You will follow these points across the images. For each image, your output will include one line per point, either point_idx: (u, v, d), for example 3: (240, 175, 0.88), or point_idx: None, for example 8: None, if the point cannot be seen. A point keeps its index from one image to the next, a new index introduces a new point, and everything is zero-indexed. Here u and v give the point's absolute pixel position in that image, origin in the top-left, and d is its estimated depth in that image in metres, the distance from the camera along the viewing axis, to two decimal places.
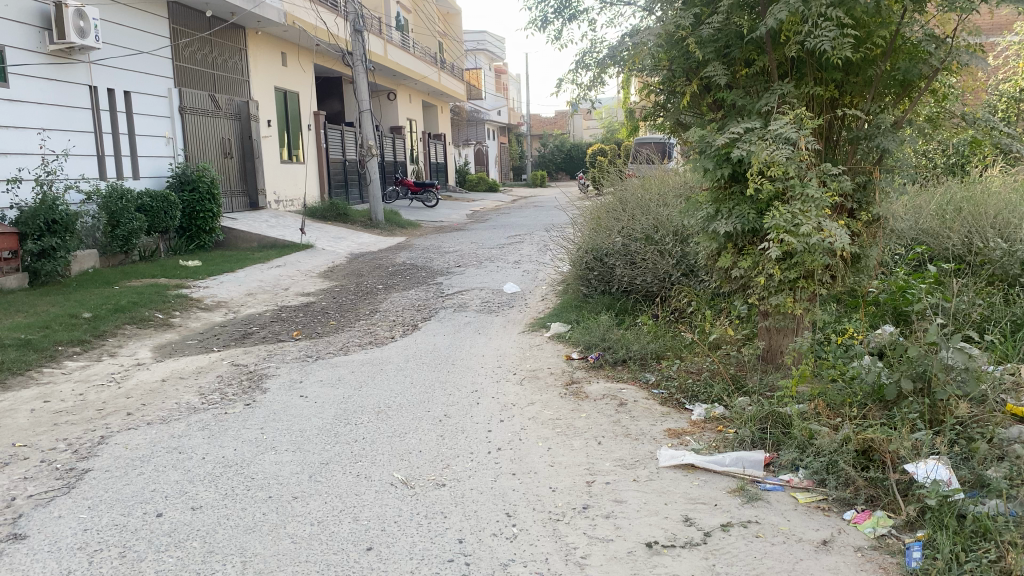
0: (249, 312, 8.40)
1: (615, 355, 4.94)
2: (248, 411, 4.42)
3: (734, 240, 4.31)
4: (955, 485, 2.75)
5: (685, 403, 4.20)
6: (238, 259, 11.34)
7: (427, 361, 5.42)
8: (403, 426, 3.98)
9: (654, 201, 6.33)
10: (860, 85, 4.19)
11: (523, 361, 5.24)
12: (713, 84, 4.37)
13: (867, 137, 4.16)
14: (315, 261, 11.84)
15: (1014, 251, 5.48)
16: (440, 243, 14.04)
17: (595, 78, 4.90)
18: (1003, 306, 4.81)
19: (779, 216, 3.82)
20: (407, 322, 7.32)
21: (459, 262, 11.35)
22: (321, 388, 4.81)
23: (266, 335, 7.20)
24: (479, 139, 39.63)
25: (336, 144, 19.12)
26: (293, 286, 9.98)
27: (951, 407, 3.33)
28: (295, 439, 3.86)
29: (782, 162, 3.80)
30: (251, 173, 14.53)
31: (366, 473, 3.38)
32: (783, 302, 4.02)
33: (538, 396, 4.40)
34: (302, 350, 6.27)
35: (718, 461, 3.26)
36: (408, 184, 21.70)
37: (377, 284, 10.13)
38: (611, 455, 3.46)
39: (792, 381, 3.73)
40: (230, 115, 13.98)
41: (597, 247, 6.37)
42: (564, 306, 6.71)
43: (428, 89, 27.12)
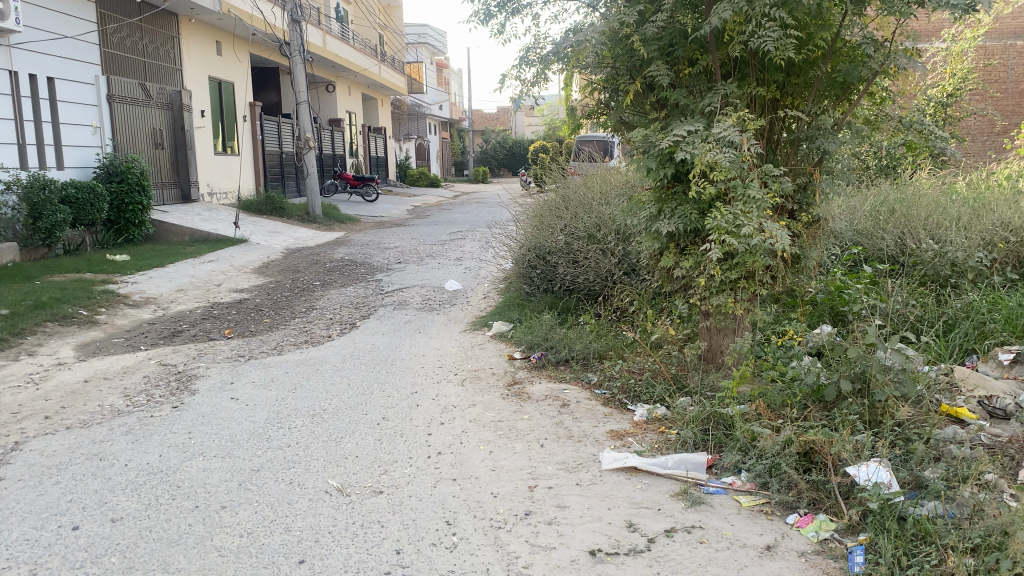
0: (180, 309, 8.11)
1: (558, 354, 4.90)
2: (176, 415, 4.22)
3: (676, 240, 4.28)
4: (896, 488, 2.76)
5: (627, 404, 4.16)
6: (169, 253, 10.96)
7: (365, 361, 5.29)
8: (339, 430, 3.85)
9: (596, 199, 6.30)
10: (801, 87, 4.21)
11: (464, 361, 5.15)
12: (656, 83, 4.33)
13: (808, 138, 4.17)
14: (249, 256, 11.53)
15: (945, 252, 5.59)
16: (379, 238, 13.84)
17: (538, 75, 4.83)
18: (935, 306, 4.90)
19: (721, 217, 3.81)
20: (344, 320, 7.15)
21: (399, 259, 11.18)
22: (254, 390, 4.64)
23: (197, 333, 6.95)
24: (420, 134, 39.31)
25: (272, 136, 18.68)
26: (227, 282, 9.68)
27: (890, 408, 3.36)
28: (224, 444, 3.69)
29: (725, 164, 3.77)
30: (184, 164, 14.09)
31: (299, 481, 3.25)
32: (724, 302, 4.02)
33: (479, 398, 4.31)
34: (235, 350, 6.05)
35: (660, 464, 3.22)
36: (347, 178, 21.38)
37: (314, 280, 9.90)
38: (553, 459, 3.39)
39: (733, 381, 3.71)
40: (162, 105, 13.52)
41: (540, 245, 6.32)
42: (506, 304, 6.63)
43: (368, 82, 26.73)
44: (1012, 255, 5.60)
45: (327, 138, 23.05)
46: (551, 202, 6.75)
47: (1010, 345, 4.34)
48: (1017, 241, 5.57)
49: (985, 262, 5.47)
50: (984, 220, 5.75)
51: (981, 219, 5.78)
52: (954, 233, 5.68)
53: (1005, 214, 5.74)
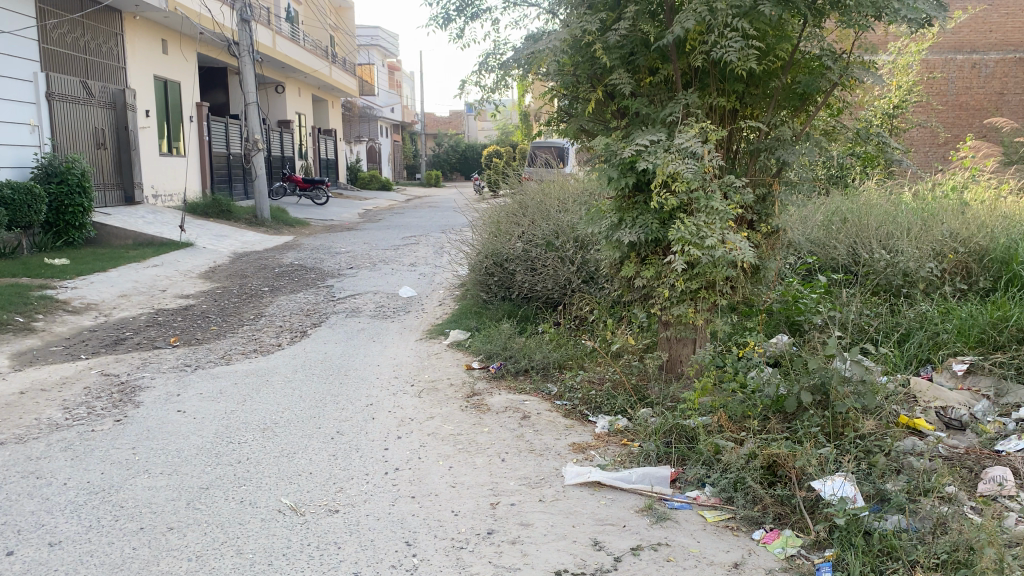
0: (123, 316, 7.83)
1: (517, 364, 4.83)
2: (118, 429, 4.04)
3: (637, 250, 4.24)
4: (860, 502, 2.75)
5: (588, 415, 4.10)
6: (111, 257, 10.62)
7: (317, 371, 5.15)
8: (292, 445, 3.72)
9: (554, 206, 6.26)
10: (760, 97, 4.21)
11: (421, 371, 5.05)
12: (618, 91, 4.30)
13: (768, 149, 4.17)
14: (195, 260, 11.22)
15: (896, 262, 5.64)
16: (330, 243, 13.62)
17: (498, 81, 4.76)
18: (889, 315, 4.96)
19: (683, 228, 3.78)
20: (295, 327, 6.98)
21: (351, 264, 11.00)
22: (201, 402, 4.47)
23: (141, 341, 6.72)
24: (371, 137, 38.94)
25: (220, 137, 18.27)
26: (172, 287, 9.40)
27: (851, 420, 3.37)
28: (170, 461, 3.53)
29: (687, 175, 3.74)
30: (127, 165, 13.68)
31: (251, 499, 3.11)
32: (685, 313, 3.99)
33: (437, 410, 4.21)
34: (180, 359, 5.85)
35: (624, 478, 3.17)
36: (297, 181, 21.04)
37: (263, 286, 9.67)
38: (515, 474, 3.32)
39: (694, 393, 3.68)
40: (104, 104, 13.11)
41: (497, 252, 6.25)
42: (462, 311, 6.54)
43: (318, 83, 26.38)
44: (960, 265, 5.69)
45: (276, 140, 22.66)
46: (509, 208, 6.69)
47: (964, 355, 4.39)
48: (965, 251, 5.67)
49: (935, 271, 5.52)
50: (934, 231, 5.84)
51: (930, 230, 5.88)
52: (905, 243, 5.76)
53: (954, 226, 5.86)
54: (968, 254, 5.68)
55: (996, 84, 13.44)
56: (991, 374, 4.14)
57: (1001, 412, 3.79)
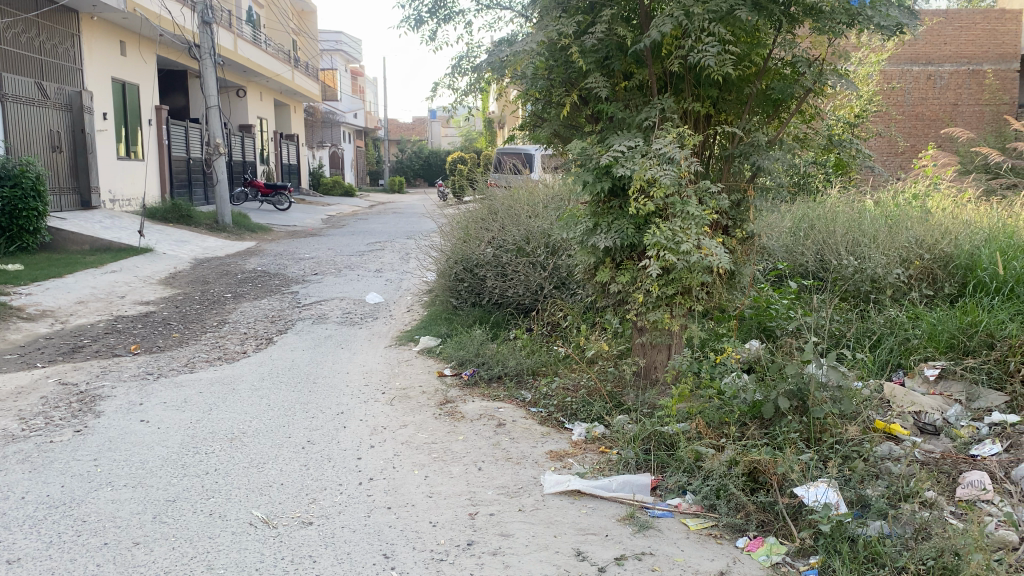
0: (80, 323, 7.61)
1: (490, 371, 4.77)
2: (78, 440, 3.89)
3: (612, 255, 4.20)
4: (843, 509, 2.74)
5: (564, 423, 4.05)
6: (67, 263, 10.34)
7: (285, 379, 5.03)
8: (262, 455, 3.61)
9: (524, 211, 6.22)
10: (734, 103, 4.21)
11: (391, 378, 4.95)
12: (593, 96, 4.27)
13: (743, 154, 4.16)
14: (155, 266, 10.98)
15: (864, 268, 5.69)
16: (294, 249, 13.43)
17: (471, 84, 4.70)
18: (859, 320, 4.99)
19: (659, 233, 3.74)
20: (260, 334, 6.84)
21: (315, 270, 10.85)
22: (165, 412, 4.33)
23: (99, 349, 6.52)
24: (333, 143, 38.62)
25: (179, 140, 17.94)
26: (131, 294, 9.18)
27: (828, 425, 3.36)
28: (135, 473, 3.40)
29: (664, 181, 3.71)
30: (84, 169, 13.37)
31: (221, 512, 3.01)
32: (660, 319, 3.97)
33: (410, 418, 4.13)
34: (141, 367, 5.68)
35: (604, 486, 3.13)
36: (259, 186, 20.75)
37: (225, 292, 9.49)
38: (493, 483, 3.25)
39: (671, 399, 3.64)
40: (60, 106, 12.79)
41: (466, 257, 6.18)
42: (432, 318, 6.46)
43: (280, 87, 26.07)
44: (926, 271, 5.74)
45: (237, 144, 22.33)
46: (478, 213, 6.64)
47: (934, 360, 4.43)
48: (931, 258, 5.72)
49: (903, 278, 5.56)
50: (900, 237, 5.90)
51: (897, 236, 5.94)
52: (873, 250, 5.81)
53: (919, 232, 5.92)
54: (933, 261, 5.73)
55: (951, 94, 13.74)
56: (962, 379, 4.18)
57: (974, 416, 3.82)
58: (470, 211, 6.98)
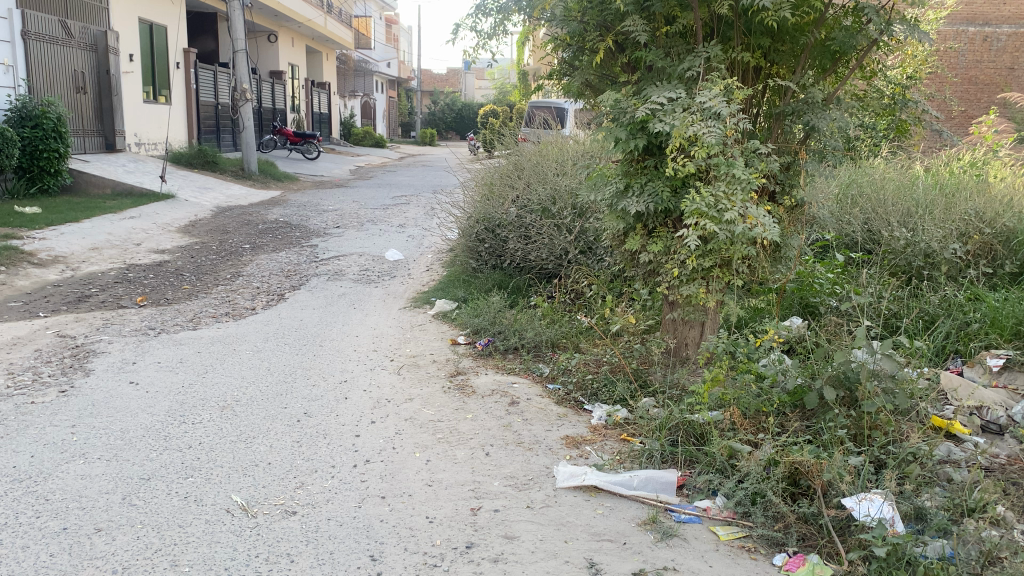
0: (91, 271, 7.38)
1: (506, 342, 4.41)
2: (61, 401, 3.62)
3: (644, 221, 3.82)
4: (899, 527, 2.37)
5: (584, 403, 3.68)
6: (86, 207, 10.13)
7: (289, 341, 4.73)
8: (252, 429, 3.32)
9: (551, 168, 5.83)
10: (788, 54, 3.76)
11: (402, 345, 4.63)
12: (630, 42, 3.83)
13: (796, 113, 3.72)
14: (175, 213, 10.73)
15: (917, 241, 5.21)
16: (318, 200, 13.11)
17: (496, 27, 4.28)
18: (914, 300, 4.55)
19: (699, 199, 3.33)
20: (272, 289, 6.56)
21: (337, 222, 10.53)
22: (158, 373, 4.05)
23: (106, 299, 6.28)
24: (366, 92, 38.09)
25: (207, 84, 17.61)
26: (147, 241, 8.94)
27: (880, 422, 2.98)
28: (112, 444, 3.12)
29: (708, 141, 3.28)
30: (109, 111, 13.13)
31: (197, 496, 2.72)
32: (694, 293, 3.59)
33: (416, 391, 3.80)
34: (144, 321, 5.41)
35: (624, 484, 2.78)
36: (287, 134, 20.42)
37: (243, 242, 9.21)
38: (500, 472, 2.93)
39: (703, 385, 3.26)
40: (85, 46, 12.50)
41: (488, 217, 5.83)
42: (450, 279, 6.12)
43: (312, 34, 25.59)
44: (985, 247, 5.27)
45: (268, 91, 21.98)
46: (503, 170, 6.28)
47: (997, 348, 4.02)
48: (992, 232, 5.24)
49: (960, 253, 5.09)
50: (959, 210, 5.42)
51: (954, 208, 5.45)
52: (927, 221, 5.34)
53: (980, 204, 5.43)
54: (993, 236, 5.26)
55: (1007, 58, 12.90)
56: None
57: None
58: (495, 166, 6.61)
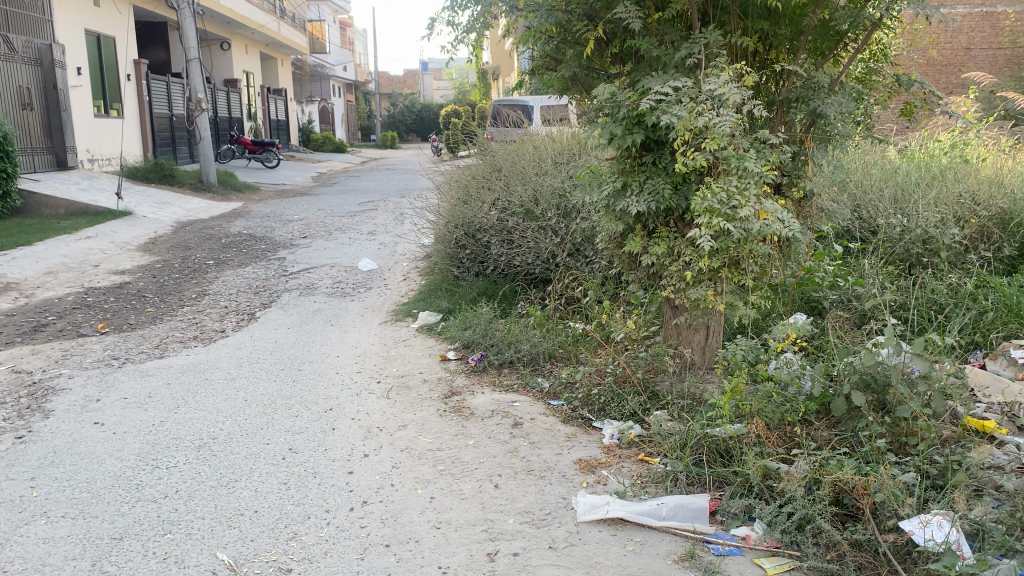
0: (47, 297, 6.96)
1: (501, 356, 4.13)
2: (18, 449, 3.28)
3: (643, 221, 3.57)
4: (967, 552, 2.15)
5: (592, 421, 3.42)
6: (38, 229, 9.65)
7: (266, 366, 4.41)
8: (234, 470, 3.01)
9: (530, 167, 5.57)
10: (788, 38, 3.52)
11: (388, 364, 4.34)
12: (621, 30, 3.57)
13: (801, 99, 3.49)
14: (134, 231, 10.28)
15: (913, 228, 5.03)
16: (282, 209, 12.71)
17: (472, 20, 3.98)
18: (919, 290, 4.37)
19: (710, 196, 3.08)
20: (243, 308, 6.22)
21: (304, 233, 10.16)
22: (125, 411, 3.71)
23: (64, 327, 5.89)
24: (323, 98, 37.49)
25: (159, 95, 17.05)
26: (105, 263, 8.51)
27: (918, 428, 2.76)
28: (77, 499, 2.79)
29: (717, 133, 3.03)
30: (58, 127, 12.60)
31: (178, 555, 2.42)
32: (703, 297, 3.36)
33: (409, 416, 3.51)
34: (107, 351, 5.05)
35: (652, 513, 2.53)
36: (246, 143, 19.93)
37: (207, 259, 8.82)
38: (513, 506, 2.66)
39: (724, 396, 3.01)
40: (29, 60, 11.97)
41: (468, 221, 5.55)
42: (430, 289, 5.82)
43: (266, 40, 25.02)
44: (980, 231, 5.10)
45: (223, 99, 21.41)
46: (480, 172, 6.00)
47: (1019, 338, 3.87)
48: (987, 215, 5.07)
49: (959, 238, 4.91)
50: (952, 195, 5.25)
51: (948, 192, 5.28)
52: (921, 206, 5.16)
53: (973, 187, 5.26)
54: (989, 218, 5.10)
55: (963, 38, 12.45)
56: None
57: None
58: (470, 167, 6.32)
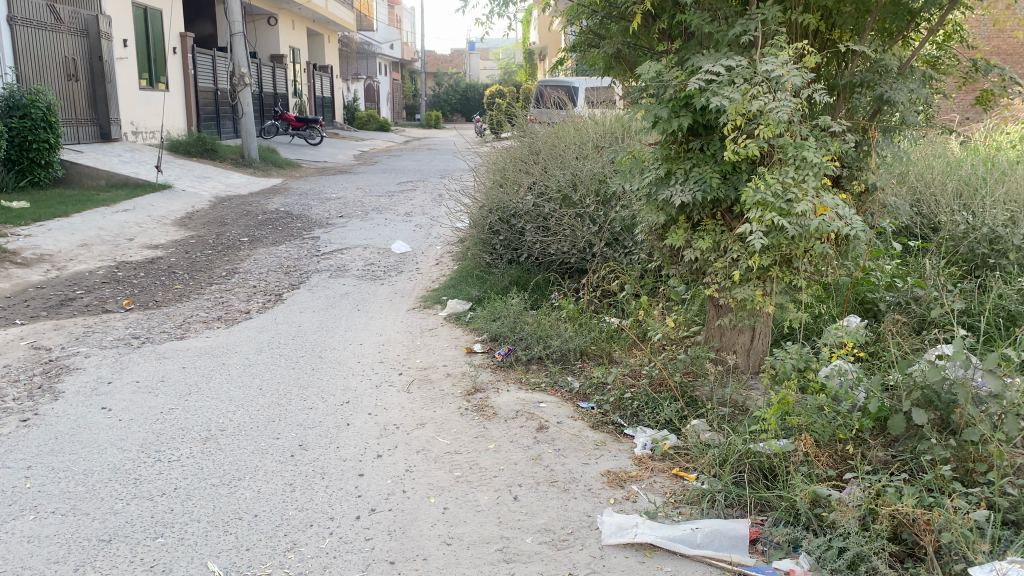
0: (78, 270, 6.88)
1: (530, 352, 3.89)
2: (19, 434, 3.13)
3: (688, 213, 3.30)
4: None
5: (623, 428, 3.17)
6: (77, 200, 9.64)
7: (286, 352, 4.24)
8: (240, 467, 2.83)
9: (569, 151, 5.31)
10: (853, 16, 3.20)
11: (412, 354, 4.14)
12: (670, 4, 3.28)
13: (867, 83, 3.17)
14: (172, 205, 10.22)
15: (979, 227, 4.66)
16: (320, 187, 12.60)
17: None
18: (986, 297, 4.02)
19: (764, 187, 2.79)
20: (271, 288, 6.06)
21: (340, 212, 10.02)
22: (135, 396, 3.55)
23: (90, 302, 5.80)
24: (369, 76, 37.41)
25: (205, 69, 17.04)
26: (140, 236, 8.45)
27: (989, 455, 2.46)
28: (71, 493, 2.63)
29: (773, 118, 2.74)
30: (103, 99, 12.61)
31: (166, 564, 2.23)
32: (751, 297, 3.10)
33: (428, 414, 3.30)
34: (129, 329, 4.92)
35: (686, 540, 2.29)
36: (289, 120, 19.89)
37: (241, 235, 8.71)
38: (532, 523, 2.44)
39: (770, 409, 2.73)
40: (75, 31, 11.95)
41: (503, 206, 5.30)
42: (462, 276, 5.60)
43: (313, 16, 24.93)
44: None
45: (269, 75, 21.39)
46: (518, 155, 5.74)
47: None
48: None
49: None
50: (1023, 192, 4.85)
51: (1016, 188, 4.90)
52: (987, 203, 4.79)
53: None
54: None
55: None
56: None
57: None
58: (508, 150, 6.07)
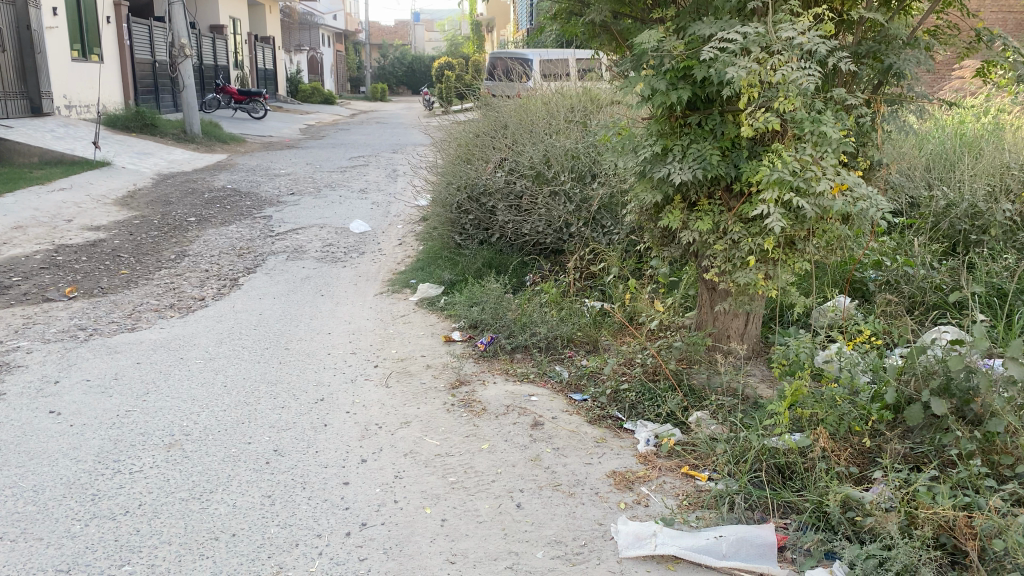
0: (13, 254, 6.42)
1: (513, 340, 3.67)
2: None
3: (684, 192, 3.10)
4: None
5: (622, 421, 2.99)
6: (7, 179, 9.05)
7: (248, 343, 3.94)
8: (212, 477, 2.57)
9: (538, 124, 5.06)
10: None
11: (385, 344, 3.89)
12: None
13: (873, 53, 2.99)
14: (111, 183, 9.69)
15: (960, 202, 4.56)
16: (268, 163, 12.12)
17: None
18: (976, 274, 3.92)
19: (779, 166, 2.62)
20: (225, 271, 5.72)
21: (291, 189, 9.63)
22: (86, 397, 3.24)
23: (28, 289, 5.38)
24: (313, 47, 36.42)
25: (141, 39, 16.25)
26: (80, 216, 7.96)
27: (1017, 447, 2.33)
28: (20, 515, 2.34)
29: (790, 91, 2.57)
30: (33, 71, 11.91)
31: None
32: (755, 281, 2.92)
33: (410, 412, 3.07)
34: (73, 320, 4.55)
35: (711, 549, 2.12)
36: (232, 93, 19.18)
37: (188, 214, 8.27)
38: (542, 535, 2.24)
39: (783, 401, 2.57)
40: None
41: (472, 183, 5.04)
42: (430, 257, 5.35)
43: None
44: None
45: (208, 46, 20.57)
46: (484, 129, 5.46)
47: None
48: None
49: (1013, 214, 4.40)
50: (1000, 166, 4.77)
51: (993, 161, 4.81)
52: (966, 177, 4.69)
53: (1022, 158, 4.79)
54: None
55: None
56: None
57: None
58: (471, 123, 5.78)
